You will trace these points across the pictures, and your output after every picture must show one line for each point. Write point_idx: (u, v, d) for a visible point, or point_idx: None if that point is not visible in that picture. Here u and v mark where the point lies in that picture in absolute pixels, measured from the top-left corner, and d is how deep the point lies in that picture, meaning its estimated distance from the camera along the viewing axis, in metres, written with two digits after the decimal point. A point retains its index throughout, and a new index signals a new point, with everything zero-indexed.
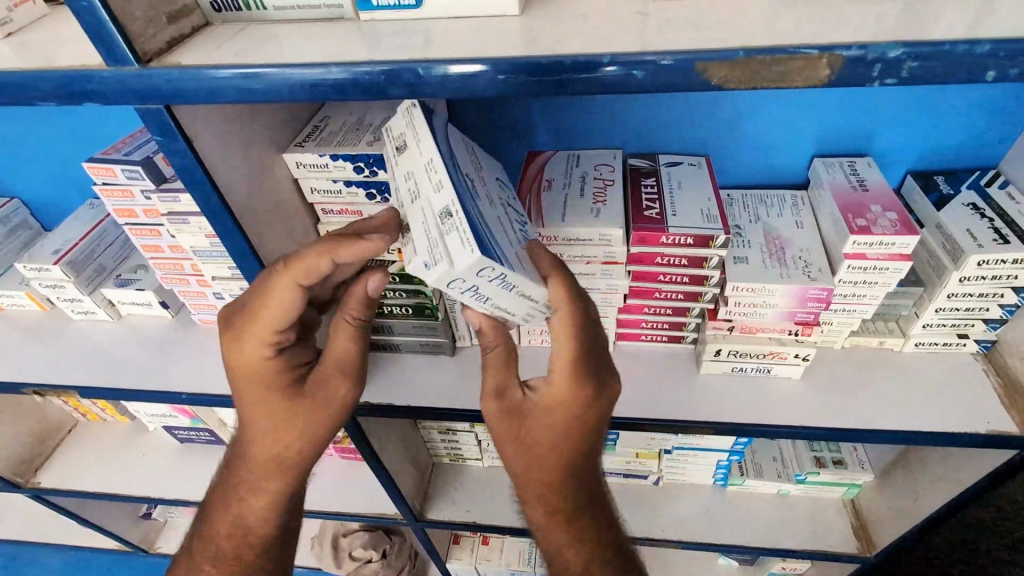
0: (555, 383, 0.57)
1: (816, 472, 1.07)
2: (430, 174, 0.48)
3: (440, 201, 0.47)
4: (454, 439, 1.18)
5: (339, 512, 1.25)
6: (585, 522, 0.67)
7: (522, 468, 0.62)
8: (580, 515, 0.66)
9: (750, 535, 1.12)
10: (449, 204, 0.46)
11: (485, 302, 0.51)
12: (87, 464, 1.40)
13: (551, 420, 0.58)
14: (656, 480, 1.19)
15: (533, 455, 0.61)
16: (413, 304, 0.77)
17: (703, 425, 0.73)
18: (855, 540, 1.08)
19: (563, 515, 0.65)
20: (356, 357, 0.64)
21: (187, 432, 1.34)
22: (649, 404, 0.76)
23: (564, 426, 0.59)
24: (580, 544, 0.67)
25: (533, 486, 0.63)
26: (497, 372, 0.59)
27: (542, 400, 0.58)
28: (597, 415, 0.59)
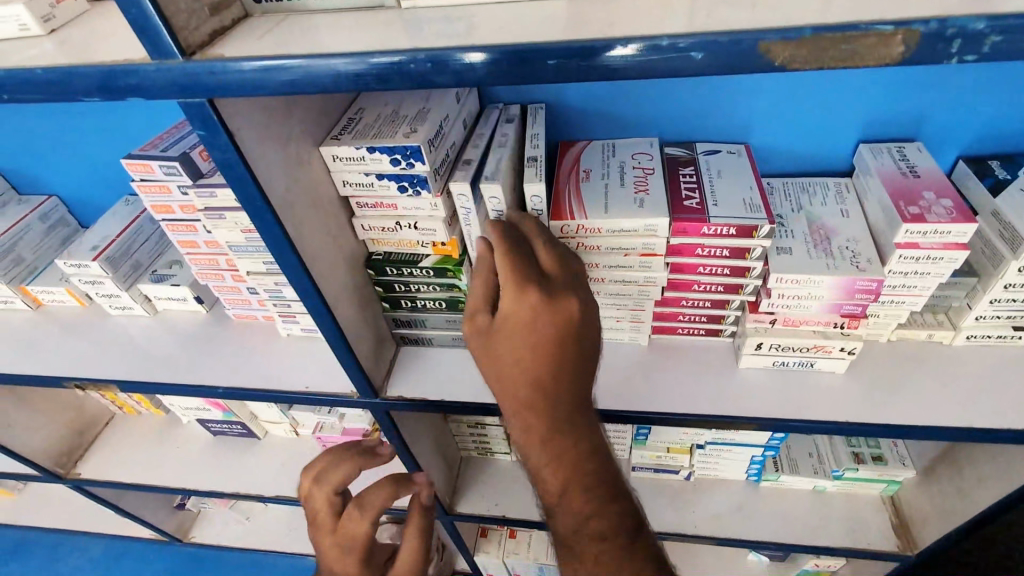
0: (505, 296, 0.56)
1: (855, 468, 1.04)
2: (533, 140, 0.69)
3: (531, 154, 0.66)
4: (482, 432, 1.18)
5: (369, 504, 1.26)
6: (571, 452, 0.59)
7: (496, 389, 0.59)
8: (576, 445, 0.59)
9: (785, 532, 1.09)
10: (536, 157, 0.66)
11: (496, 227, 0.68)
12: (124, 455, 1.43)
13: (515, 337, 0.56)
14: (687, 476, 1.17)
15: (499, 378, 0.58)
16: (446, 298, 0.77)
17: (746, 421, 0.72)
18: (895, 538, 1.05)
19: (551, 461, 0.59)
20: (365, 539, 0.75)
21: (219, 425, 1.36)
22: (688, 400, 0.75)
23: (525, 348, 0.56)
24: (562, 475, 0.59)
25: (516, 419, 0.60)
26: (474, 296, 0.59)
27: (502, 319, 0.57)
28: (552, 329, 0.55)
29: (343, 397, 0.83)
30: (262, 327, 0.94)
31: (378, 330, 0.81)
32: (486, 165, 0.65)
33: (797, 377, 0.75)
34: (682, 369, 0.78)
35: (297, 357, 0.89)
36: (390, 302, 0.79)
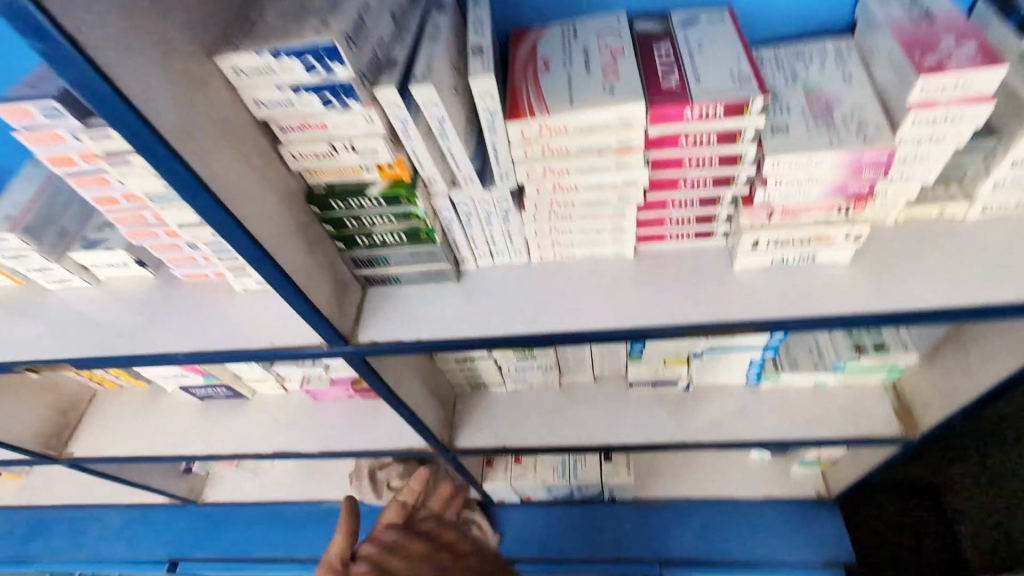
0: None
1: (856, 358, 1.00)
2: (477, 26, 0.57)
3: (476, 43, 0.55)
4: (472, 366, 1.13)
5: (367, 450, 1.24)
6: None
7: None
8: None
9: (787, 428, 1.08)
10: (482, 45, 0.55)
11: (444, 138, 0.59)
12: (114, 429, 1.39)
13: None
14: (686, 386, 1.14)
15: None
16: (406, 229, 0.69)
17: (747, 325, 0.66)
18: (897, 422, 1.04)
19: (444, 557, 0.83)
20: None
21: (204, 389, 1.31)
22: (683, 310, 0.69)
23: None
24: None
25: None
26: None
27: None
28: None
29: (312, 348, 0.77)
30: (215, 285, 0.86)
31: (337, 274, 0.73)
32: (418, 62, 0.55)
33: (798, 272, 0.69)
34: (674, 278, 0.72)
35: (258, 312, 0.82)
36: (345, 241, 0.71)
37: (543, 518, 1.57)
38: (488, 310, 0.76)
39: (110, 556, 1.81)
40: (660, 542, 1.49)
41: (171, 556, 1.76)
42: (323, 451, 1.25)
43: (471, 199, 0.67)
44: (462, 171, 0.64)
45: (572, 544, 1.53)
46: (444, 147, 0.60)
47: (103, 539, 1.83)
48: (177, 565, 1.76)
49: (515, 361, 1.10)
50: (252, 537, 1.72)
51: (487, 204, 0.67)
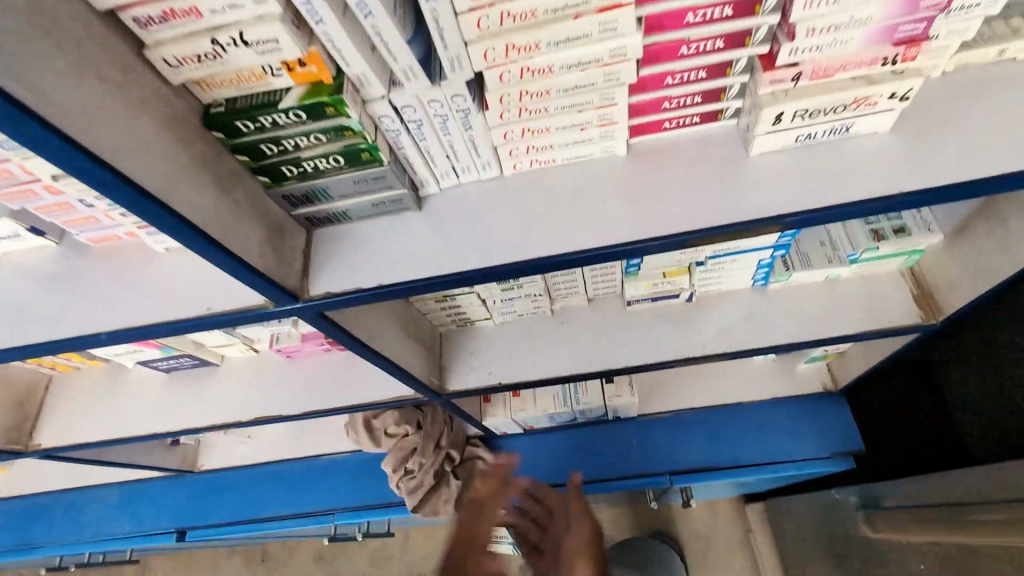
0: None
1: (875, 247, 0.91)
2: None
3: None
4: (454, 304, 1.03)
5: (354, 404, 1.15)
6: None
7: None
8: None
9: (799, 328, 1.01)
10: None
11: (365, 17, 0.44)
12: (77, 414, 1.27)
13: None
14: (687, 297, 1.05)
15: None
16: (342, 151, 0.55)
17: (770, 222, 0.55)
18: (917, 310, 0.97)
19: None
20: None
21: (166, 362, 1.19)
22: (694, 214, 0.58)
23: None
24: None
25: None
26: None
27: None
28: None
29: (257, 310, 0.64)
30: (133, 248, 0.72)
31: (269, 217, 0.60)
32: None
33: (822, 152, 0.59)
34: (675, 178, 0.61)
35: (187, 273, 0.68)
36: (269, 174, 0.57)
37: (548, 445, 1.54)
38: (460, 239, 0.64)
39: (112, 534, 1.74)
40: (668, 454, 1.48)
41: (177, 526, 1.71)
42: (308, 411, 1.16)
43: (420, 102, 0.52)
44: (398, 65, 0.48)
45: (581, 466, 1.51)
46: (368, 27, 0.45)
47: (99, 519, 1.75)
48: (185, 533, 1.72)
49: (499, 293, 1.00)
50: (258, 499, 1.67)
51: (441, 106, 0.53)
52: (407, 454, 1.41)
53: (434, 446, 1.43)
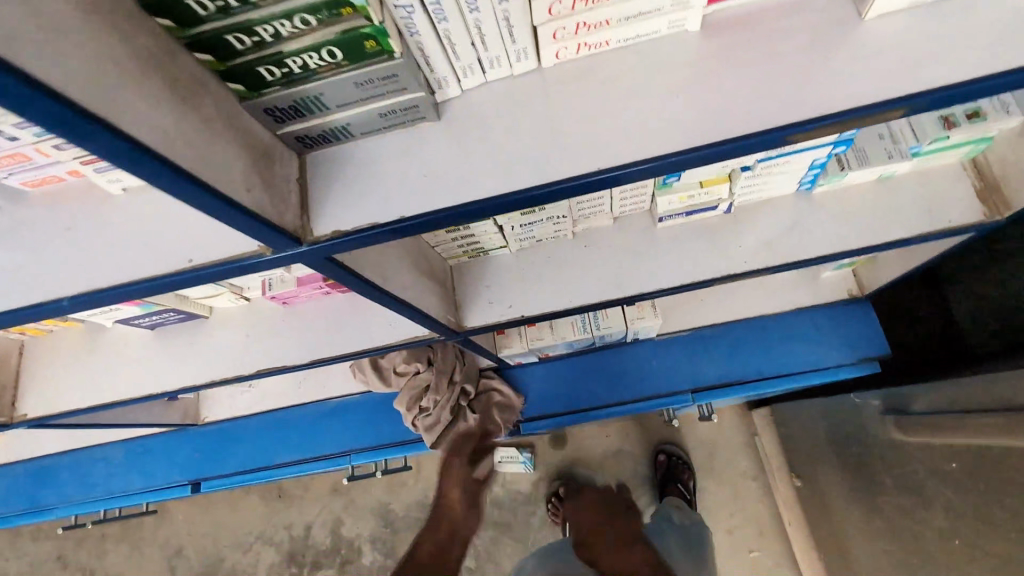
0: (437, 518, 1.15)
1: (945, 137, 0.80)
2: None
3: None
4: (468, 234, 0.92)
5: (365, 349, 1.06)
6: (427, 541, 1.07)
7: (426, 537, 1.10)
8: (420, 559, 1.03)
9: (851, 234, 0.91)
10: None
11: None
12: (58, 379, 1.14)
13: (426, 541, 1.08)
14: (726, 208, 0.95)
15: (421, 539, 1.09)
16: (339, 41, 0.40)
17: (884, 109, 0.45)
18: (981, 205, 0.88)
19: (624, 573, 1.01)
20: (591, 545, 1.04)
21: (149, 318, 1.08)
22: (787, 105, 0.47)
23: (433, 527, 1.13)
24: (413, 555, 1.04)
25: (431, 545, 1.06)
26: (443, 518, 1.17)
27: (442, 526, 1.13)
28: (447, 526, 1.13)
29: (252, 258, 0.52)
30: (81, 192, 0.58)
31: (252, 136, 0.46)
32: None
33: (941, 17, 0.48)
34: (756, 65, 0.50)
35: (155, 217, 0.56)
36: (243, 80, 0.43)
37: (565, 371, 1.50)
38: (494, 150, 0.52)
39: (122, 492, 1.69)
40: (689, 372, 1.45)
41: (190, 479, 1.66)
42: (315, 359, 1.07)
43: None
44: None
45: (601, 390, 1.48)
46: None
47: (108, 477, 1.69)
48: (200, 485, 1.68)
49: (519, 219, 0.89)
50: (270, 446, 1.63)
51: None
52: (421, 393, 1.36)
53: (449, 384, 1.37)
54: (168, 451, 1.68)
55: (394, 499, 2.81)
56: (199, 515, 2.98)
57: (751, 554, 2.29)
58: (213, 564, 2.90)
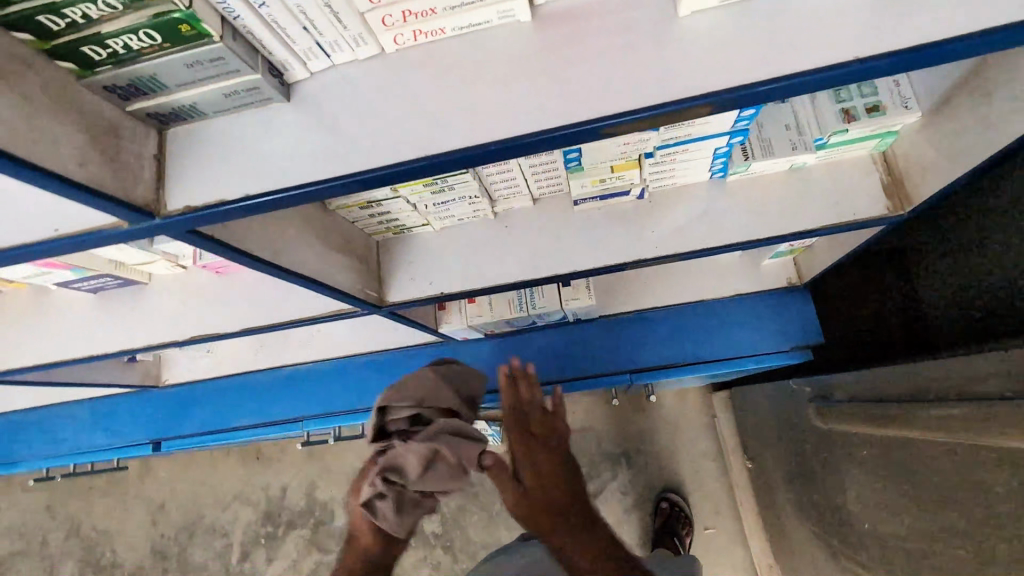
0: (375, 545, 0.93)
1: (843, 132, 0.81)
2: None
3: None
4: (383, 211, 0.94)
5: (294, 319, 1.08)
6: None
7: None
8: None
9: (761, 225, 0.93)
10: None
11: None
12: (8, 339, 1.19)
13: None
14: (640, 194, 0.97)
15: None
16: (153, 24, 0.43)
17: (700, 102, 0.48)
18: (886, 200, 0.90)
19: (558, 474, 0.80)
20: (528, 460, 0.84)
21: (88, 283, 1.11)
22: (605, 99, 0.50)
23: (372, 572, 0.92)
24: None
25: None
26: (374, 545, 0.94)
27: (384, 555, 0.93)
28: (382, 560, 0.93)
29: (108, 232, 0.53)
30: None
31: (92, 114, 0.49)
32: None
33: (756, 16, 0.51)
34: (586, 55, 0.52)
35: None
36: (71, 58, 0.45)
37: (510, 347, 1.53)
38: (342, 133, 0.54)
39: (88, 449, 1.75)
40: (629, 352, 1.48)
41: (152, 438, 1.72)
42: (245, 329, 1.09)
43: None
44: None
45: (543, 366, 1.52)
46: None
47: (74, 434, 1.76)
48: (161, 444, 1.74)
49: (430, 198, 0.90)
50: (228, 410, 1.69)
51: None
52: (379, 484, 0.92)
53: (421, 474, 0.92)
54: (133, 411, 1.74)
55: None
56: (182, 473, 3.09)
57: (706, 530, 2.36)
58: (194, 520, 3.02)
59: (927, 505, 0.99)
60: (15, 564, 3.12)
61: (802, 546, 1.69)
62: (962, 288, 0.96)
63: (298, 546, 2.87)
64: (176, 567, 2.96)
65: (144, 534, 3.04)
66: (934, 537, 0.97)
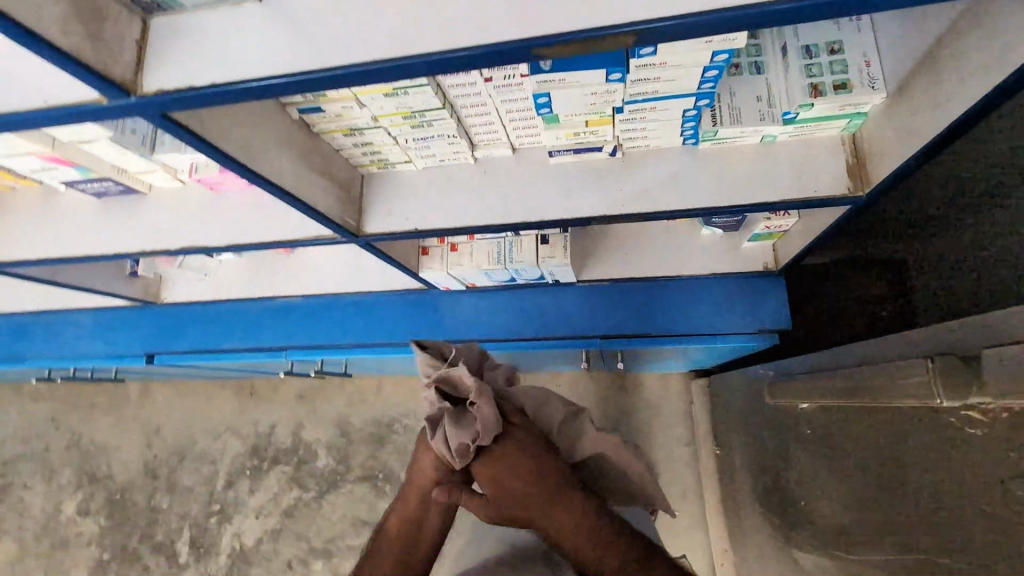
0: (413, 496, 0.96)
1: (809, 105, 0.84)
2: None
3: None
4: (366, 141, 0.98)
5: (277, 240, 1.13)
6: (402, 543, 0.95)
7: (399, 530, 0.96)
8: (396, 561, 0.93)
9: (726, 193, 0.96)
10: None
11: None
12: (17, 233, 1.26)
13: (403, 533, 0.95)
14: (613, 152, 1.00)
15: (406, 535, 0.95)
16: None
17: (627, 30, 0.52)
18: (848, 180, 0.92)
19: (536, 479, 0.88)
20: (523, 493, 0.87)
21: (91, 186, 1.17)
22: (546, 21, 0.54)
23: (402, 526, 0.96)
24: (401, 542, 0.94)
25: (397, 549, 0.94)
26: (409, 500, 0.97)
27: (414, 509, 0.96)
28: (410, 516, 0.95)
29: (88, 107, 0.58)
30: None
31: None
32: None
33: None
34: None
35: None
36: None
37: (490, 302, 1.58)
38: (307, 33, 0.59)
39: (87, 354, 1.85)
40: (603, 318, 1.53)
41: (147, 350, 1.81)
42: (233, 244, 1.15)
43: None
44: None
45: (520, 323, 1.57)
46: None
47: (76, 339, 1.86)
48: (155, 358, 1.83)
49: (410, 132, 0.95)
50: (219, 332, 1.76)
51: None
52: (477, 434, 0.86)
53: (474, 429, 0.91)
54: (131, 324, 1.83)
55: (354, 413, 3.00)
56: (179, 399, 3.24)
57: (670, 512, 2.41)
58: (185, 445, 3.16)
59: (850, 479, 1.03)
60: (16, 466, 3.30)
61: (754, 529, 1.74)
62: (928, 264, 0.77)
63: (280, 481, 2.99)
64: (165, 487, 3.11)
65: (138, 452, 3.19)
66: (853, 507, 1.02)
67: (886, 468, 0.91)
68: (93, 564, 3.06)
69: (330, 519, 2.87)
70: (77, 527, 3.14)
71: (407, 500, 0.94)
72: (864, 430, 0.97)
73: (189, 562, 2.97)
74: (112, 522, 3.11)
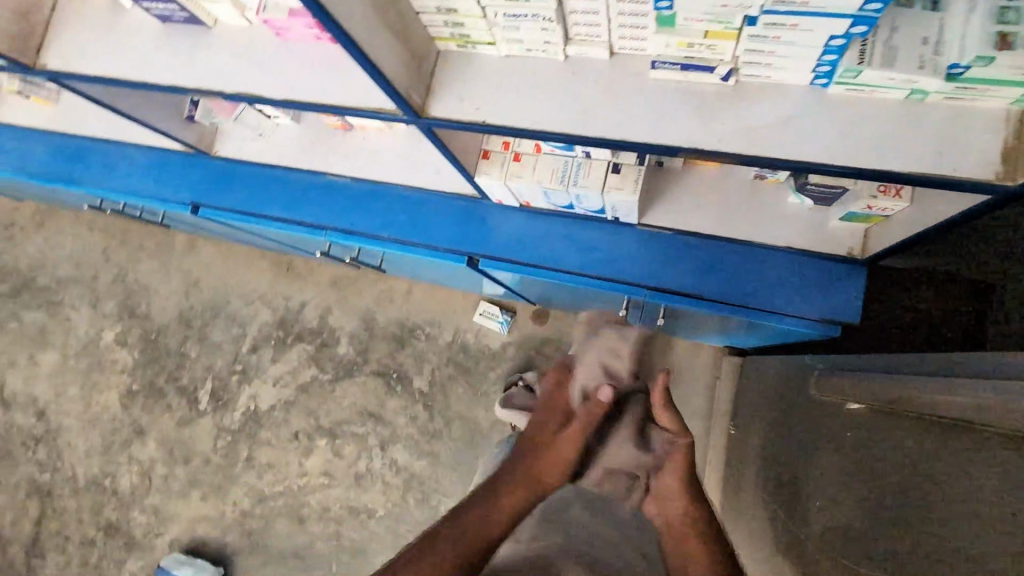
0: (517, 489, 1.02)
1: (988, 60, 0.68)
2: None
3: None
4: (452, 8, 0.87)
5: (336, 105, 1.04)
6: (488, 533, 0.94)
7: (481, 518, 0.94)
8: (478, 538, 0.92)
9: (844, 152, 0.82)
10: None
11: None
12: (81, 44, 1.22)
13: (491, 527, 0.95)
14: (725, 78, 0.87)
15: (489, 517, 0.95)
16: None
17: None
18: (997, 166, 0.77)
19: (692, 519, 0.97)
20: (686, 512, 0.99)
21: (157, 7, 1.11)
22: None
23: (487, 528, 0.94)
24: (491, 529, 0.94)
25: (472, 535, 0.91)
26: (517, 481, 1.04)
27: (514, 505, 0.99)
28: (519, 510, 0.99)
29: None
30: None
31: None
32: None
33: None
34: None
35: None
36: None
37: (542, 226, 1.50)
38: None
39: (137, 191, 1.87)
40: (657, 269, 1.43)
41: (193, 201, 1.80)
42: (290, 100, 1.07)
43: None
44: None
45: (567, 256, 1.49)
46: None
47: (129, 174, 1.87)
48: (199, 210, 1.82)
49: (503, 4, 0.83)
50: (264, 197, 1.73)
51: None
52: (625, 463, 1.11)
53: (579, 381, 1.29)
54: (183, 170, 1.81)
55: (380, 309, 3.04)
56: (220, 257, 3.34)
57: None
58: (219, 302, 3.29)
59: (904, 507, 0.95)
60: (67, 286, 3.51)
61: (751, 513, 1.71)
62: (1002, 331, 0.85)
63: (300, 357, 3.10)
64: (196, 337, 3.28)
65: (177, 298, 3.35)
66: (901, 526, 0.95)
67: (975, 501, 0.82)
68: (124, 390, 3.31)
69: (340, 403, 2.99)
70: (114, 354, 3.37)
71: (504, 509, 0.98)
72: (955, 456, 0.87)
73: (207, 410, 3.17)
74: (145, 357, 3.33)
